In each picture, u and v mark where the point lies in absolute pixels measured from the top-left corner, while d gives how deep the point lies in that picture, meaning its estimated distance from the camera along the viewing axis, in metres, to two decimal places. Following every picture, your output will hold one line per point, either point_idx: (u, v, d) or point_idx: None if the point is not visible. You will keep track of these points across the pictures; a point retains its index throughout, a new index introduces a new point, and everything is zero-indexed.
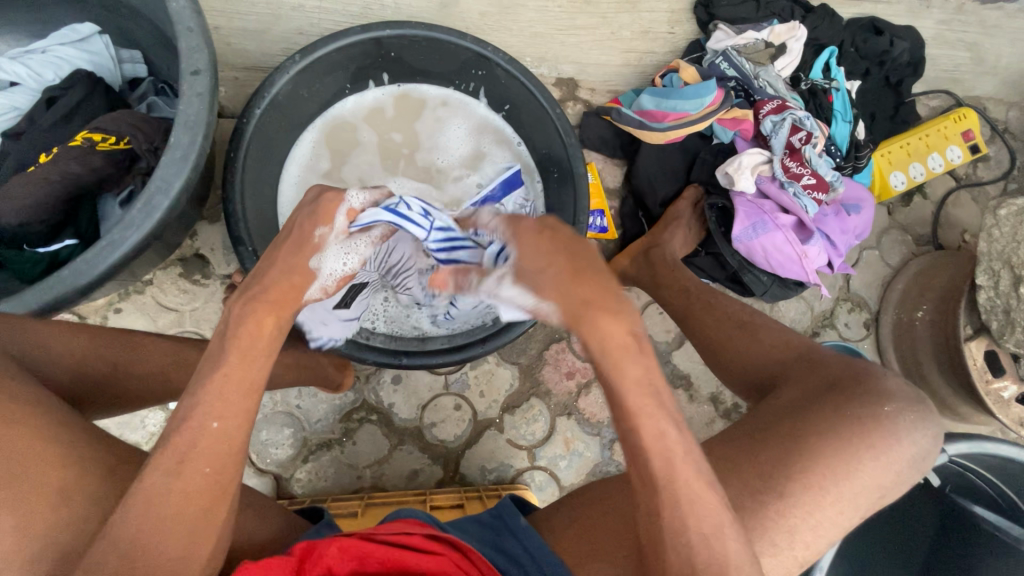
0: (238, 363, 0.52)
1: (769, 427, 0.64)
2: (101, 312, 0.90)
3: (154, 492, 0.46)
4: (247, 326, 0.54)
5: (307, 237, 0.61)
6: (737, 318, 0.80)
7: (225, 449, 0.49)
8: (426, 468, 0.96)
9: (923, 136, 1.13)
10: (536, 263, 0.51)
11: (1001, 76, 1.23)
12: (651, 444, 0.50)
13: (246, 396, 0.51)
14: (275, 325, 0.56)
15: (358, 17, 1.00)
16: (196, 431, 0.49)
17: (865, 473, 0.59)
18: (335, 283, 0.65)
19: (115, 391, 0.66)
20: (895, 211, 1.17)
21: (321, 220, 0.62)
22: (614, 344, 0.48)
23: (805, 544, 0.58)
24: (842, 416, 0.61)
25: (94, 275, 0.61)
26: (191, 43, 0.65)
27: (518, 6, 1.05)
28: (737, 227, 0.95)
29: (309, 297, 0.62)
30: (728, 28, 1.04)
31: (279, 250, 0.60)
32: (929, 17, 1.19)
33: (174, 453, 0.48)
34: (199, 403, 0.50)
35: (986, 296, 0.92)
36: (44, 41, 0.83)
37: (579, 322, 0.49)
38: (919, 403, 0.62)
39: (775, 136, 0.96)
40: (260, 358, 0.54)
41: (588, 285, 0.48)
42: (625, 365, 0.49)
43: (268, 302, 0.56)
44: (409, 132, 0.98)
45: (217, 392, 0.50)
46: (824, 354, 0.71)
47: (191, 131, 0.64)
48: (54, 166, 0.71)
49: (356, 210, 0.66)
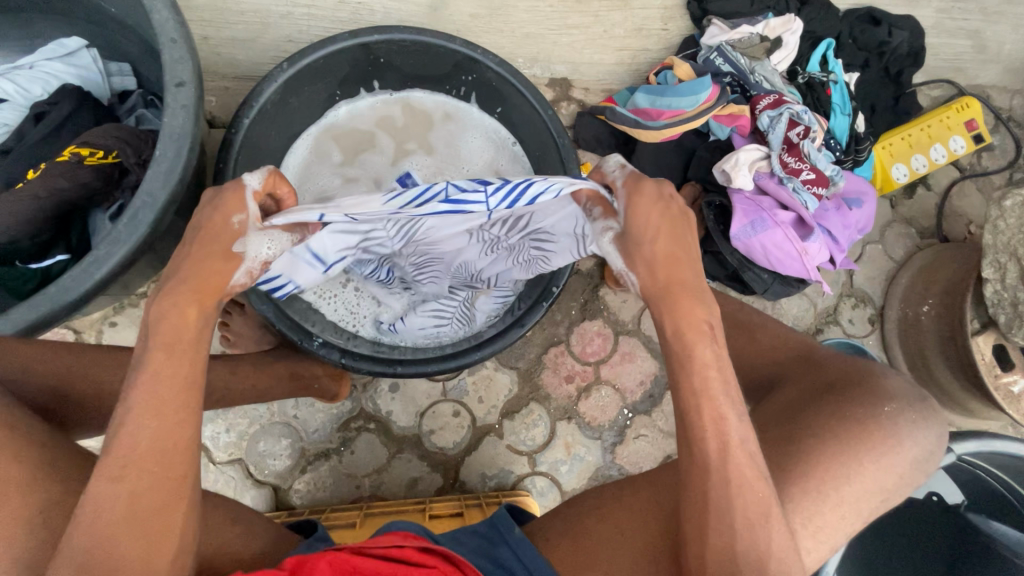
0: (165, 359, 0.49)
1: (766, 432, 0.62)
2: (96, 326, 0.90)
3: (109, 501, 0.45)
4: (168, 319, 0.50)
5: (223, 223, 0.55)
6: (735, 318, 0.79)
7: (163, 446, 0.47)
8: (425, 476, 0.95)
9: (925, 127, 1.11)
10: (642, 232, 0.54)
11: (1003, 64, 1.20)
12: (706, 425, 0.51)
13: (174, 390, 0.48)
14: (196, 316, 0.51)
15: (347, 23, 0.99)
16: (127, 435, 0.46)
17: (867, 477, 0.57)
18: (259, 268, 0.58)
19: (101, 408, 0.65)
20: (898, 204, 1.15)
21: (231, 207, 0.55)
22: (690, 340, 0.52)
23: (805, 551, 0.57)
24: (840, 417, 0.59)
25: (81, 291, 0.61)
26: (175, 55, 0.64)
27: (509, 7, 1.04)
28: (735, 225, 0.93)
29: (236, 284, 0.56)
30: (722, 23, 1.03)
31: (191, 243, 0.54)
32: (929, 5, 1.16)
33: (113, 458, 0.46)
34: (132, 405, 0.47)
35: (992, 290, 0.89)
36: (31, 57, 0.83)
37: (660, 306, 0.53)
38: (920, 403, 0.61)
39: (772, 132, 0.94)
40: (191, 350, 0.50)
41: (690, 271, 0.54)
42: (698, 351, 0.52)
43: (184, 287, 0.51)
44: (420, 142, 0.98)
45: (148, 390, 0.48)
46: (823, 354, 0.69)
47: (177, 144, 0.63)
48: (41, 182, 0.71)
49: (260, 192, 0.57)
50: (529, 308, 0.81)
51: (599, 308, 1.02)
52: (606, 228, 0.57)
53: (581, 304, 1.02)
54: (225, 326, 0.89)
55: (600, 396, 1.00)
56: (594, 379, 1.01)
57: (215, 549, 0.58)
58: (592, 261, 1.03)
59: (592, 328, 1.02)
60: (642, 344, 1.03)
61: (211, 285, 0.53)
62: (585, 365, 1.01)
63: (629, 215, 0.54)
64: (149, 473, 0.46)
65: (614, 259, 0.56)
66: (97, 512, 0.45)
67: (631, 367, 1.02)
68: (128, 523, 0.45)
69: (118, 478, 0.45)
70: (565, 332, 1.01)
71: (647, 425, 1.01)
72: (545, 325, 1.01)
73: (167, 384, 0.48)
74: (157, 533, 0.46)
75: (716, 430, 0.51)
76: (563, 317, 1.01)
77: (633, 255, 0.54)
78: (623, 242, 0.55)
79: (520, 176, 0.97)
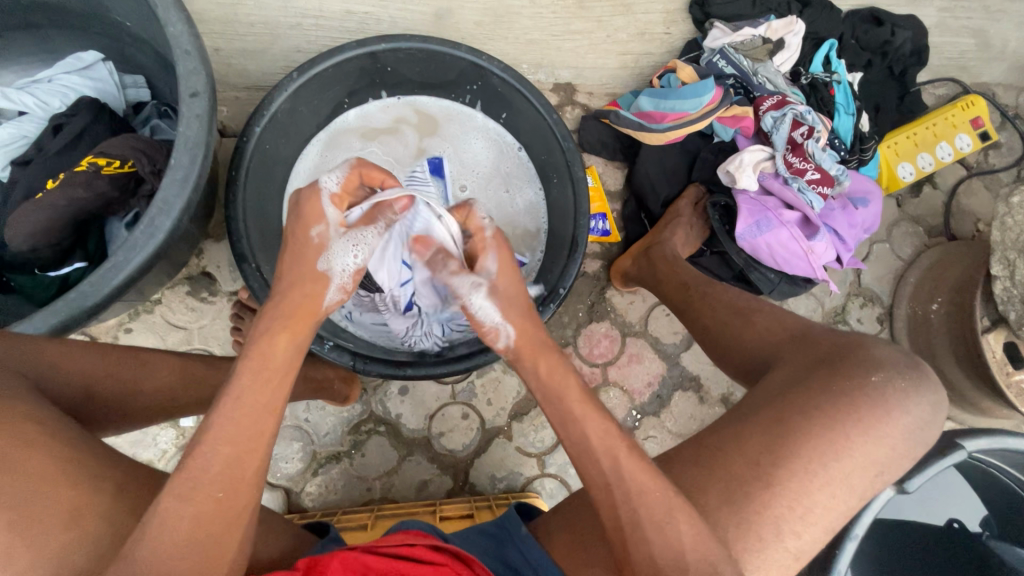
0: (251, 383, 0.53)
1: (757, 409, 0.63)
2: (112, 332, 0.92)
3: (171, 522, 0.47)
4: (265, 348, 0.56)
5: (305, 240, 0.61)
6: (734, 304, 0.80)
7: (233, 471, 0.50)
8: (435, 478, 0.96)
9: (930, 125, 1.11)
10: (507, 291, 0.63)
11: (1008, 61, 1.20)
12: (597, 445, 0.57)
13: (254, 417, 0.52)
14: (289, 342, 0.57)
15: (354, 33, 1.01)
16: (201, 457, 0.49)
17: (856, 450, 0.58)
18: (351, 278, 0.63)
19: (121, 411, 0.66)
20: (904, 202, 1.14)
21: (312, 220, 0.61)
22: (560, 383, 0.60)
23: (795, 534, 0.57)
24: (826, 390, 0.61)
25: (100, 296, 0.62)
26: (189, 66, 0.66)
27: (512, 14, 1.06)
28: (740, 225, 0.94)
29: (331, 302, 0.62)
30: (723, 26, 1.03)
31: (287, 265, 0.61)
32: (931, 5, 1.17)
33: (185, 479, 0.48)
34: (215, 425, 0.51)
35: (1001, 287, 0.88)
36: (49, 71, 0.85)
37: (521, 351, 0.62)
38: (910, 370, 0.62)
39: (776, 132, 0.95)
40: (278, 378, 0.55)
41: (533, 323, 0.63)
42: (566, 387, 0.60)
43: (282, 319, 0.58)
44: (427, 145, 0.99)
45: (227, 417, 0.51)
46: (816, 330, 0.70)
47: (191, 152, 0.65)
48: (61, 192, 0.72)
49: (338, 194, 0.63)
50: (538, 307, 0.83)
51: (606, 310, 1.04)
52: (477, 286, 0.63)
53: (588, 305, 1.04)
54: (238, 330, 0.89)
55: (609, 398, 1.01)
56: (602, 381, 1.01)
57: None
58: (598, 263, 1.06)
59: (599, 330, 1.03)
60: (649, 345, 1.04)
61: (307, 311, 0.60)
62: (592, 367, 1.01)
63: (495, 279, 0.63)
64: (219, 492, 0.49)
65: (491, 316, 0.62)
66: (156, 535, 0.46)
67: (638, 368, 1.03)
68: (184, 548, 0.47)
69: (186, 496, 0.48)
70: (572, 334, 1.02)
71: (656, 427, 1.01)
72: (553, 327, 1.02)
73: (251, 414, 0.52)
74: (218, 553, 0.48)
75: (605, 444, 0.57)
76: (570, 320, 1.03)
77: (506, 307, 0.62)
78: (496, 299, 0.63)
79: (525, 179, 0.98)
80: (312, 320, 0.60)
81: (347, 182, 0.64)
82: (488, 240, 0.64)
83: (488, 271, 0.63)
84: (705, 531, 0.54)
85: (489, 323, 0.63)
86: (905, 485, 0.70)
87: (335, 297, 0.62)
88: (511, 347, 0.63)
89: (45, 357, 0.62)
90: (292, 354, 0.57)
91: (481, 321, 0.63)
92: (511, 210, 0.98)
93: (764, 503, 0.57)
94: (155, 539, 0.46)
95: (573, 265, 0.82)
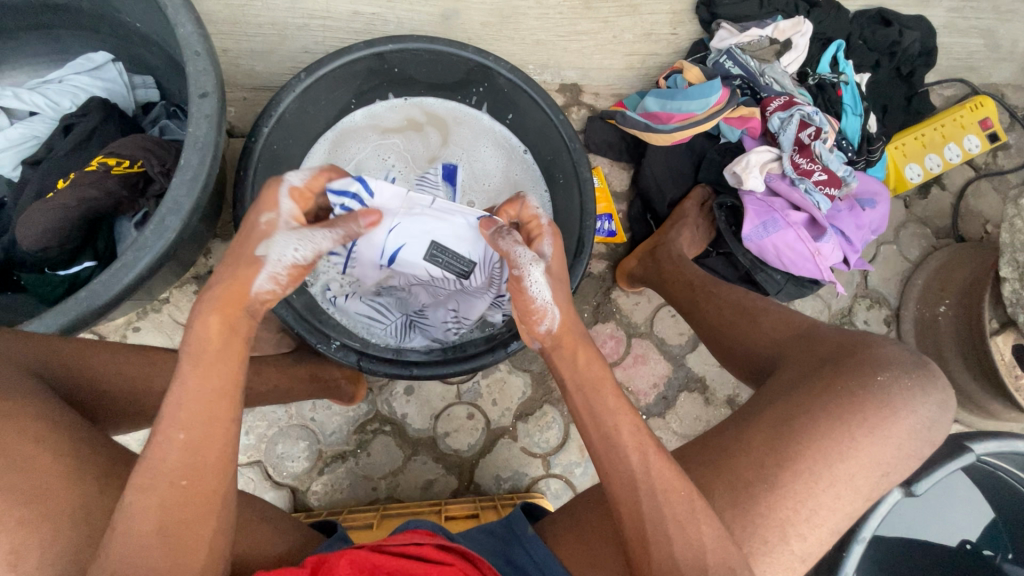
0: (196, 371, 0.52)
1: (760, 409, 0.63)
2: (120, 331, 0.92)
3: (139, 513, 0.47)
4: (199, 333, 0.53)
5: (254, 226, 0.59)
6: (740, 305, 0.80)
7: (193, 458, 0.49)
8: (441, 478, 0.96)
9: (938, 126, 1.11)
10: (558, 278, 0.62)
11: (1017, 62, 1.19)
12: (626, 440, 0.55)
13: (206, 403, 0.51)
14: (223, 326, 0.54)
15: (361, 33, 1.02)
16: (158, 447, 0.49)
17: (862, 452, 0.58)
18: (285, 272, 0.58)
19: (131, 409, 0.67)
20: (912, 204, 1.14)
21: (265, 207, 0.60)
22: (595, 375, 0.58)
23: (800, 536, 0.57)
24: (831, 391, 0.60)
25: (110, 295, 0.63)
26: (199, 66, 0.66)
27: (519, 15, 1.06)
28: (746, 226, 0.94)
29: (260, 289, 0.57)
30: (731, 26, 1.03)
31: (234, 246, 0.60)
32: (939, 5, 1.16)
33: (146, 471, 0.48)
34: (165, 415, 0.50)
35: (1010, 289, 0.87)
36: (60, 72, 0.86)
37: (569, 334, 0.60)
38: (918, 368, 0.62)
39: (783, 133, 0.95)
40: (221, 361, 0.53)
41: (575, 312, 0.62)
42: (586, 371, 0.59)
43: (212, 301, 0.55)
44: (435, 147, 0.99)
45: (177, 404, 0.50)
46: (822, 329, 0.70)
47: (200, 153, 0.65)
48: (72, 192, 0.73)
49: (299, 190, 0.62)
50: None
51: (611, 311, 1.04)
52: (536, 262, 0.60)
53: (594, 306, 1.04)
54: None
55: None
56: None
57: (244, 550, 0.59)
58: (604, 263, 1.06)
59: (605, 331, 1.03)
60: (655, 346, 1.04)
61: (238, 295, 0.56)
62: None
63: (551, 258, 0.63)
64: (178, 479, 0.48)
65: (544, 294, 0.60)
66: (126, 526, 0.46)
67: (644, 369, 1.03)
68: (158, 539, 0.47)
69: (148, 487, 0.48)
70: None
71: (662, 428, 1.01)
72: None
73: (197, 396, 0.51)
74: (192, 543, 0.48)
75: (636, 438, 0.56)
76: None
77: (557, 289, 0.61)
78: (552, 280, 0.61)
79: (530, 184, 0.98)
80: (246, 304, 0.56)
81: (312, 181, 0.63)
82: (543, 225, 0.64)
83: (544, 253, 0.63)
84: (712, 532, 0.54)
85: (539, 301, 0.59)
86: (911, 488, 0.72)
87: (268, 282, 0.58)
88: (552, 331, 0.60)
89: (57, 355, 0.62)
90: (229, 337, 0.54)
91: (531, 298, 0.59)
92: None
93: (768, 504, 0.56)
94: (130, 531, 0.46)
95: (578, 266, 0.83)
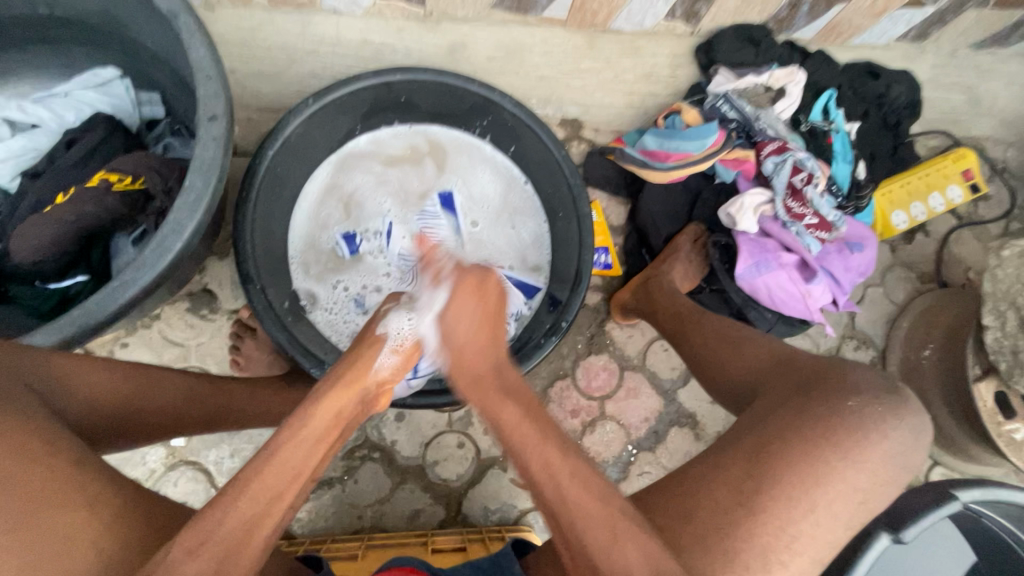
0: (291, 444, 0.54)
1: (738, 438, 0.63)
2: (107, 346, 0.91)
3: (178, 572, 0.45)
4: (311, 418, 0.57)
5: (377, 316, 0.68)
6: (724, 333, 0.81)
7: (246, 531, 0.49)
8: (428, 508, 0.94)
9: (923, 176, 1.15)
10: (453, 325, 0.65)
11: (997, 118, 1.25)
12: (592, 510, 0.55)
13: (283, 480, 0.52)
14: (330, 408, 0.58)
15: (369, 61, 1.04)
16: (216, 511, 0.49)
17: (840, 479, 0.59)
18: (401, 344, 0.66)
19: (115, 429, 0.64)
20: (898, 249, 1.17)
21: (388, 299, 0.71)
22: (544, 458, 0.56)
23: (782, 565, 0.56)
24: (808, 417, 0.62)
25: (104, 314, 0.63)
26: (210, 90, 0.67)
27: (524, 50, 1.08)
28: (740, 265, 0.96)
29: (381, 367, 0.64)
30: (727, 73, 1.07)
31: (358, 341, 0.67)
32: (924, 61, 1.22)
33: (194, 532, 0.47)
34: (246, 481, 0.51)
35: (992, 337, 0.89)
36: (66, 85, 0.86)
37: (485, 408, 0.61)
38: (893, 397, 0.63)
39: (776, 176, 0.98)
40: (311, 442, 0.56)
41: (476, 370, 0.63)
42: (503, 417, 0.59)
43: (337, 378, 0.60)
44: (437, 176, 1.00)
45: (262, 474, 0.52)
46: (801, 356, 0.71)
47: (205, 174, 0.65)
48: (71, 207, 0.73)
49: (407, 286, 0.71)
50: (543, 338, 0.84)
51: (604, 343, 1.04)
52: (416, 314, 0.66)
53: (588, 337, 1.04)
54: (237, 348, 0.90)
55: (605, 432, 1.01)
56: (599, 415, 1.02)
57: None
58: (599, 295, 1.07)
59: (598, 363, 1.03)
60: (647, 380, 1.04)
61: (361, 373, 0.62)
62: (590, 400, 1.02)
63: (447, 306, 0.65)
64: (243, 533, 0.49)
65: (433, 338, 0.67)
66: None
67: (636, 402, 1.03)
68: None
69: (194, 550, 0.46)
70: (571, 366, 1.03)
71: (651, 462, 1.01)
72: (552, 358, 1.02)
73: (278, 472, 0.52)
74: None
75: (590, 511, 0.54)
76: (570, 351, 1.03)
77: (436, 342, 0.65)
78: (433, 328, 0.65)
79: (529, 214, 1.00)
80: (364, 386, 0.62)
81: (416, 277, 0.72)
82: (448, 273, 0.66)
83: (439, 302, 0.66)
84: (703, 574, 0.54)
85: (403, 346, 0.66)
86: (899, 534, 0.71)
87: (388, 361, 0.64)
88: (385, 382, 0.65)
89: (55, 367, 0.60)
90: (330, 420, 0.58)
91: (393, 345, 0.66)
92: (516, 241, 1.00)
93: (753, 533, 0.56)
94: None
95: (575, 300, 0.84)
